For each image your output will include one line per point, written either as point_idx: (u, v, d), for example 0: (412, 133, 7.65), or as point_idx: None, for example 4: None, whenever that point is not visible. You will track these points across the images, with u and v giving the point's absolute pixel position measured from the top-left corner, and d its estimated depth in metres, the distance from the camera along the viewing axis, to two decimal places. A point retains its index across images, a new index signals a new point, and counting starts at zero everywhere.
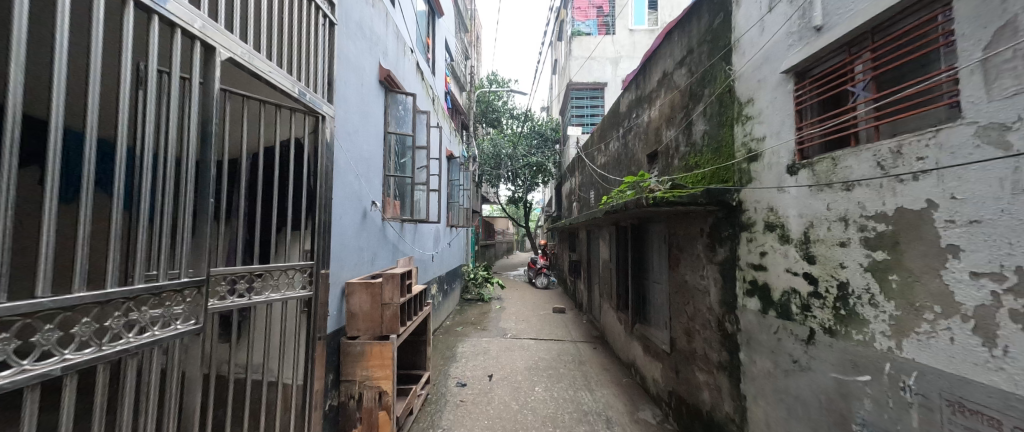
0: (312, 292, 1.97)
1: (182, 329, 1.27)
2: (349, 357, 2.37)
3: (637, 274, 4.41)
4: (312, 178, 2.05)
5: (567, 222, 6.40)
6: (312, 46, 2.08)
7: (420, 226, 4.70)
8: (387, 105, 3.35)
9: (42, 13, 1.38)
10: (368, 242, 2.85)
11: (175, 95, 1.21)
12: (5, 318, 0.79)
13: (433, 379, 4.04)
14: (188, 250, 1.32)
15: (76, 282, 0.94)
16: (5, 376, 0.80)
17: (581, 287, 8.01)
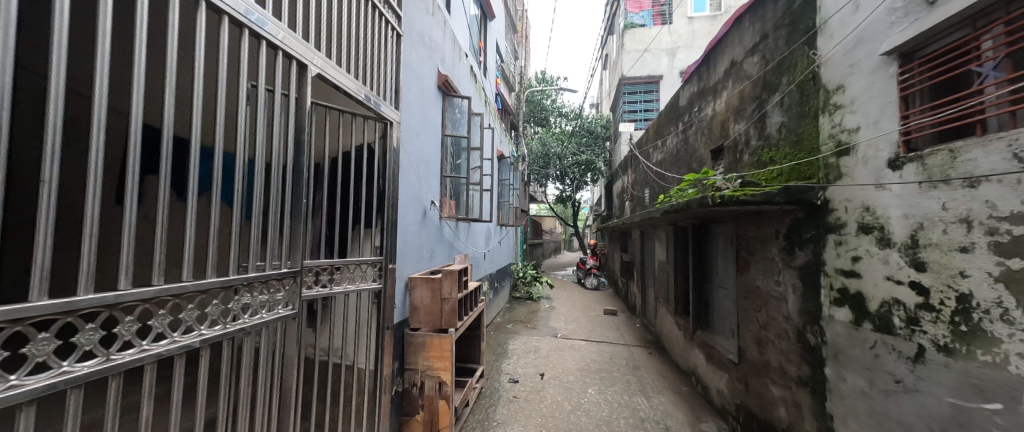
0: (381, 285, 2.15)
1: (281, 314, 1.49)
2: (411, 347, 2.53)
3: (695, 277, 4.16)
4: (382, 181, 2.21)
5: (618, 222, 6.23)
6: (382, 57, 2.26)
7: (473, 225, 4.84)
8: (445, 109, 3.50)
9: None
10: (428, 239, 3.01)
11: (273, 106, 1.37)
12: (162, 297, 0.97)
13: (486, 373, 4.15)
14: (286, 245, 1.52)
15: (210, 269, 1.12)
16: (164, 344, 0.98)
17: (634, 289, 7.72)
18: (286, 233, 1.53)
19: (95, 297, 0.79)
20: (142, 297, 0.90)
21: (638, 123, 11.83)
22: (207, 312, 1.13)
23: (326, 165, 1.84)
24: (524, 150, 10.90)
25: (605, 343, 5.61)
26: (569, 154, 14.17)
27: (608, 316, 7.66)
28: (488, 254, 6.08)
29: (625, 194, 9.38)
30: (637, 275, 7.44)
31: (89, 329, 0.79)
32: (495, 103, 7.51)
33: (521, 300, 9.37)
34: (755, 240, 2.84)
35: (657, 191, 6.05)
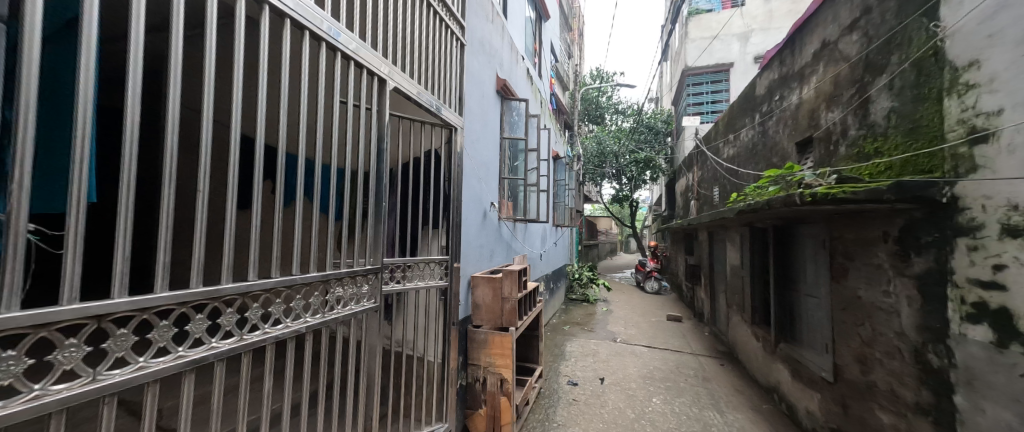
0: (447, 283, 2.28)
1: (365, 306, 1.78)
2: (474, 343, 2.64)
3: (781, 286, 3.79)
4: (447, 184, 2.34)
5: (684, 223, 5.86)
6: (447, 66, 2.41)
7: (529, 225, 4.89)
8: (503, 112, 3.59)
9: None
10: (488, 240, 3.12)
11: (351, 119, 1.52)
12: (255, 292, 1.28)
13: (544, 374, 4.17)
14: (356, 242, 1.74)
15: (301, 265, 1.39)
16: (263, 331, 1.30)
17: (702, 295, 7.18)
18: (361, 232, 1.74)
19: (198, 292, 1.09)
20: (236, 292, 1.20)
21: (704, 116, 10.97)
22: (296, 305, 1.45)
23: (400, 171, 2.04)
24: (579, 150, 10.72)
25: (669, 351, 5.30)
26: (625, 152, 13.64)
27: (671, 322, 7.22)
28: (543, 254, 6.10)
29: (690, 193, 8.76)
30: (705, 279, 6.90)
31: (196, 319, 1.11)
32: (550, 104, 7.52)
33: (576, 302, 9.24)
34: (857, 244, 2.49)
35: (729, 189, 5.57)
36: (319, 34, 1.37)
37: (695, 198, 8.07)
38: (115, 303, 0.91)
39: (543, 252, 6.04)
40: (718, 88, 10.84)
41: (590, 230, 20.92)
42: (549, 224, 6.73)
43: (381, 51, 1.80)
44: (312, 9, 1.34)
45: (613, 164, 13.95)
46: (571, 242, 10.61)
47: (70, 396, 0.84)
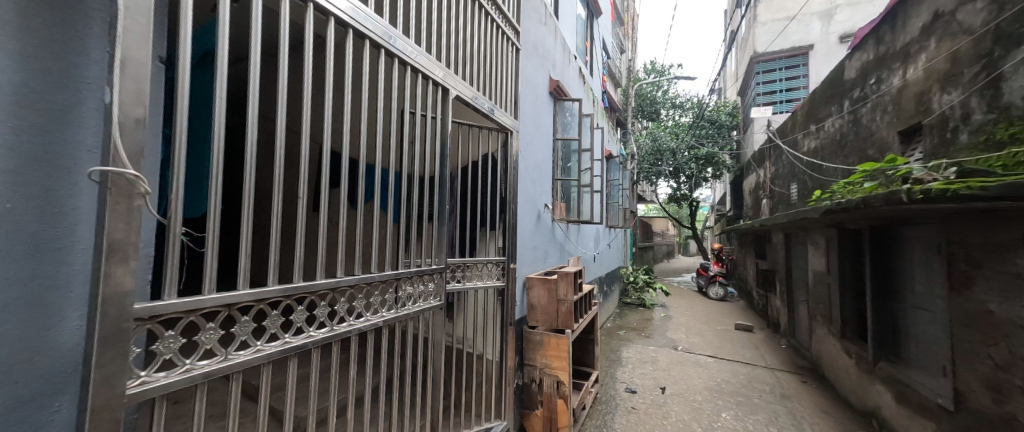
0: (503, 283, 2.34)
1: (432, 304, 1.91)
2: (530, 344, 2.68)
3: (884, 297, 3.34)
4: (503, 186, 2.42)
5: (757, 224, 5.40)
6: (503, 70, 2.50)
7: (583, 227, 4.83)
8: (556, 113, 3.58)
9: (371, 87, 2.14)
10: (543, 241, 3.16)
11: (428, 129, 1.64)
12: (342, 287, 1.45)
13: (601, 379, 4.09)
14: (416, 244, 1.87)
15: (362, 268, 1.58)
16: (348, 324, 1.48)
17: (777, 304, 6.55)
18: (417, 234, 1.88)
19: (296, 287, 1.29)
20: (327, 286, 1.38)
21: (776, 106, 9.91)
22: (374, 301, 1.61)
23: (462, 174, 2.16)
24: (634, 148, 10.32)
25: (739, 363, 4.91)
26: (682, 149, 12.88)
27: (741, 332, 6.63)
28: (597, 256, 6.01)
29: (761, 191, 7.98)
30: (781, 287, 6.23)
31: (297, 311, 1.31)
32: (603, 103, 7.40)
33: (632, 307, 8.94)
34: (990, 250, 2.12)
35: (812, 186, 5.00)
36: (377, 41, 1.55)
37: (768, 196, 7.34)
38: (238, 295, 1.14)
39: (597, 254, 5.96)
40: (793, 73, 9.82)
41: (646, 231, 19.99)
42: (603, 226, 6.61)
43: (437, 59, 1.95)
44: (374, 22, 1.53)
45: (669, 162, 13.24)
46: (625, 245, 10.29)
47: (206, 374, 1.08)
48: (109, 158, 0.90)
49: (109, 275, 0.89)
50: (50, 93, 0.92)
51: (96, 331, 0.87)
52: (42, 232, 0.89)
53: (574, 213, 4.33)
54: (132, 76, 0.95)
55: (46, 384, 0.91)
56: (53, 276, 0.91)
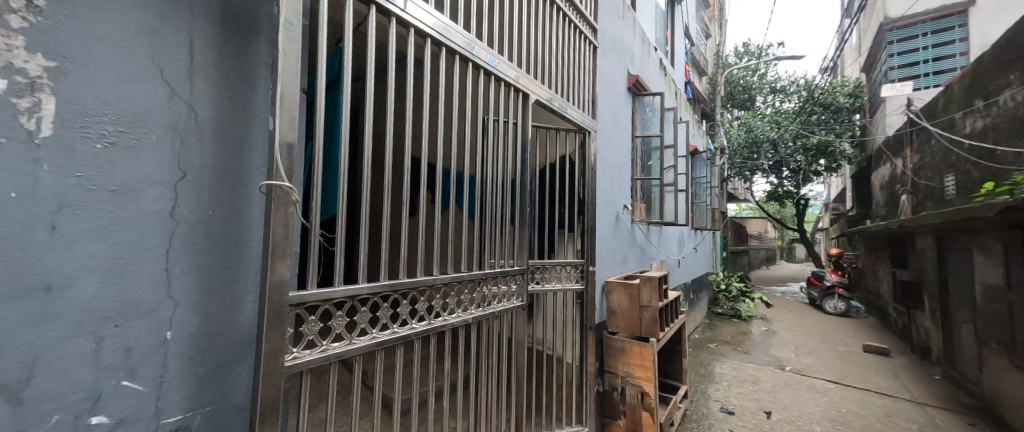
0: (583, 286, 2.31)
1: (514, 303, 1.98)
2: (611, 351, 2.72)
3: None
4: (580, 188, 2.40)
5: (897, 223, 4.46)
6: (580, 69, 2.49)
7: (664, 229, 4.52)
8: (636, 109, 3.44)
9: (460, 100, 2.32)
10: (624, 246, 3.09)
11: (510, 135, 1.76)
12: (436, 284, 1.61)
13: (690, 395, 3.78)
14: (501, 245, 1.94)
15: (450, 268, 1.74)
16: (443, 319, 1.63)
17: (927, 324, 5.31)
18: (501, 236, 1.95)
19: (398, 283, 1.47)
20: (423, 283, 1.54)
21: (916, 81, 8.35)
22: (464, 299, 1.74)
23: (541, 175, 2.19)
24: (723, 141, 9.36)
25: (870, 393, 4.10)
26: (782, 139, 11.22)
27: (870, 356, 5.52)
28: (681, 261, 5.58)
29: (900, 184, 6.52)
30: (933, 303, 4.99)
31: (401, 304, 1.49)
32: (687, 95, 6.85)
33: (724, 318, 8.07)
34: None
35: (987, 178, 3.93)
36: (455, 49, 1.66)
37: (910, 190, 5.97)
38: (357, 288, 1.36)
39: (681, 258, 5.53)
40: (944, 38, 7.96)
41: (738, 233, 17.82)
42: (688, 228, 6.10)
43: (512, 61, 1.99)
44: (452, 31, 1.64)
45: (765, 156, 11.67)
46: (713, 249, 9.34)
47: (337, 355, 1.32)
48: (272, 174, 1.19)
49: (274, 269, 1.17)
50: (234, 127, 1.25)
51: (264, 313, 1.15)
52: (231, 232, 1.24)
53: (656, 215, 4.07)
54: (287, 106, 1.23)
55: (233, 345, 1.24)
56: (235, 263, 1.25)
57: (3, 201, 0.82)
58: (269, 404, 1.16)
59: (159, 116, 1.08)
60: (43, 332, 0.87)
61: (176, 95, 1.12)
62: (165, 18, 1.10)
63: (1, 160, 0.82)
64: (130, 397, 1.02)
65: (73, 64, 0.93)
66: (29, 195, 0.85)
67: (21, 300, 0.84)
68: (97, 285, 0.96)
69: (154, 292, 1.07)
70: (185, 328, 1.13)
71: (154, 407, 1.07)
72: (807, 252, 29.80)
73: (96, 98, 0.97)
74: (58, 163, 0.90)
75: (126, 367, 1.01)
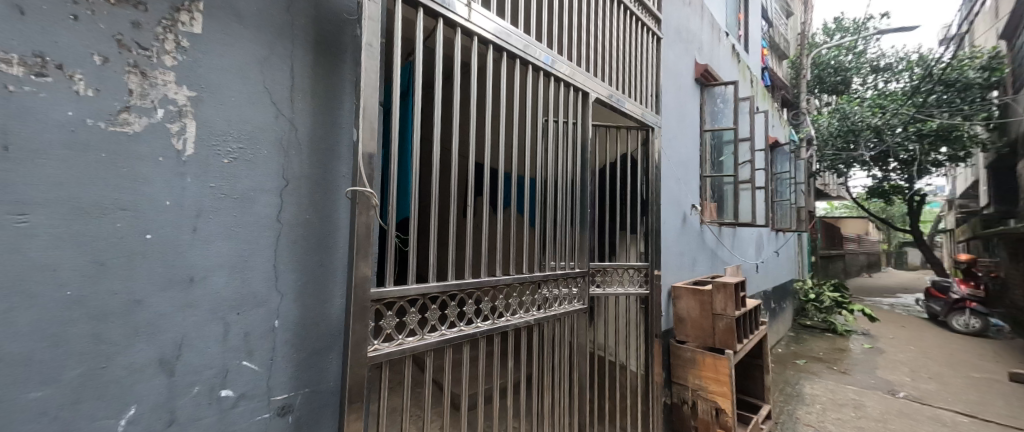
0: (648, 291, 2.21)
1: (576, 306, 1.95)
2: (681, 361, 2.88)
3: None
4: (645, 188, 2.32)
5: None
6: (643, 62, 2.42)
7: (738, 232, 4.33)
8: (705, 101, 3.35)
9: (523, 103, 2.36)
10: (686, 245, 3.12)
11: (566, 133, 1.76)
12: (499, 284, 1.64)
13: (775, 417, 3.46)
14: (563, 247, 1.91)
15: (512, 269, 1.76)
16: (506, 319, 1.66)
17: None
18: (563, 238, 1.93)
19: (464, 282, 1.53)
20: (486, 283, 1.58)
21: None
22: (526, 300, 1.75)
23: (603, 175, 2.14)
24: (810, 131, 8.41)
25: None
26: (886, 126, 9.60)
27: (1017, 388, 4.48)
28: (758, 267, 5.07)
29: None
30: None
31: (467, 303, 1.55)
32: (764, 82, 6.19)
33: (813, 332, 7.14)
34: None
35: None
36: (515, 53, 1.69)
37: None
38: (428, 286, 1.44)
39: (758, 263, 5.05)
40: None
41: (829, 235, 15.70)
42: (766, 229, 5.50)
43: (570, 59, 1.99)
44: (511, 33, 1.66)
45: (861, 147, 10.11)
46: (797, 252, 8.32)
47: (410, 350, 1.41)
48: (357, 181, 1.30)
49: (357, 267, 1.29)
50: (324, 138, 1.40)
51: (350, 307, 1.26)
52: (322, 233, 1.38)
53: (728, 215, 3.82)
54: (368, 118, 1.34)
55: (326, 334, 1.39)
56: (326, 261, 1.39)
57: (161, 208, 1.01)
58: (355, 389, 1.28)
59: (269, 132, 1.25)
60: (188, 315, 1.06)
61: (280, 113, 1.28)
62: (272, 47, 1.26)
63: (159, 174, 1.01)
64: (249, 375, 1.19)
65: (207, 92, 1.12)
66: (177, 203, 1.04)
67: (173, 289, 1.03)
68: (225, 278, 1.13)
69: (265, 286, 1.23)
70: (288, 318, 1.28)
71: (267, 386, 1.23)
72: (922, 256, 25.32)
73: (223, 120, 1.15)
74: (197, 176, 1.09)
75: (246, 349, 1.18)
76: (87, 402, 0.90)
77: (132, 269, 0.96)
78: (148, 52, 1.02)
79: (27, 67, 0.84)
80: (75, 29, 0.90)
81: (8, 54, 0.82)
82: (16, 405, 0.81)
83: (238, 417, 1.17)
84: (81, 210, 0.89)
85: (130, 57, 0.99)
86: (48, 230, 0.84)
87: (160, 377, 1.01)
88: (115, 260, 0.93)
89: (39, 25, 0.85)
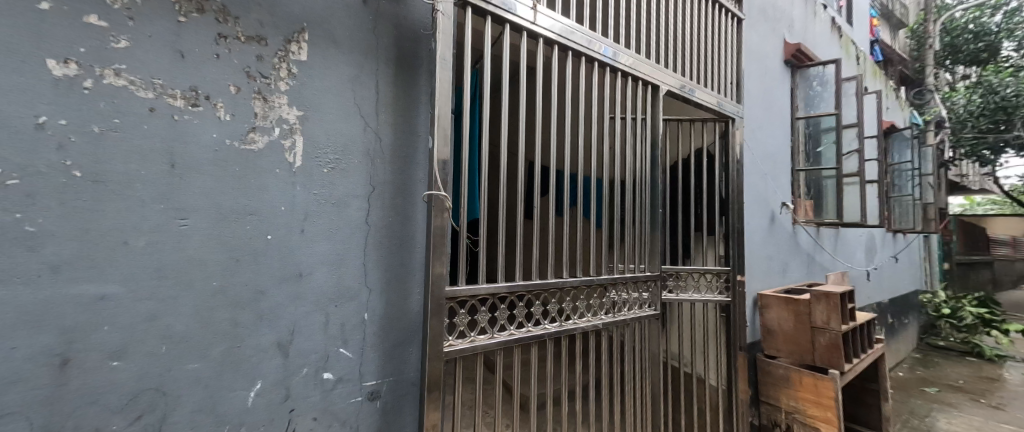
0: (729, 299, 2.06)
1: (647, 312, 1.85)
2: (771, 379, 2.77)
3: None
4: (724, 188, 2.20)
5: None
6: (722, 48, 2.23)
7: (842, 233, 3.80)
8: (796, 84, 3.15)
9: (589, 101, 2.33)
10: (773, 247, 2.88)
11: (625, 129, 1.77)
12: (567, 286, 1.62)
13: None
14: (630, 249, 1.82)
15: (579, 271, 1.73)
16: (575, 322, 1.63)
17: None
18: (633, 240, 1.84)
19: (531, 283, 1.53)
20: (552, 285, 1.57)
21: None
22: (592, 302, 1.71)
23: (679, 171, 2.00)
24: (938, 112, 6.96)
25: None
26: None
27: None
28: (868, 275, 4.34)
29: None
30: None
31: (535, 305, 1.56)
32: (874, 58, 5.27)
33: (948, 356, 5.91)
34: None
35: None
36: (582, 51, 1.66)
37: None
38: (497, 286, 1.48)
39: (869, 270, 4.33)
40: None
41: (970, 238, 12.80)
42: (879, 230, 4.67)
43: (639, 51, 1.90)
44: (575, 30, 1.63)
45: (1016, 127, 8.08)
46: (924, 258, 6.97)
47: (481, 348, 1.45)
48: (433, 185, 1.39)
49: (433, 267, 1.37)
50: (403, 146, 1.51)
51: (428, 303, 1.34)
52: (403, 234, 1.49)
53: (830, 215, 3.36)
54: (443, 126, 1.42)
55: (407, 327, 1.49)
56: (407, 259, 1.50)
57: (278, 213, 1.18)
58: (434, 381, 1.36)
59: (360, 143, 1.39)
60: (298, 306, 1.22)
61: (368, 125, 1.41)
62: (361, 65, 1.40)
63: (277, 184, 1.18)
64: (346, 361, 1.33)
65: (311, 111, 1.27)
66: (290, 208, 1.21)
67: (287, 283, 1.19)
68: (327, 274, 1.29)
69: (357, 282, 1.36)
70: (375, 311, 1.41)
71: (360, 372, 1.37)
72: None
73: (324, 134, 1.30)
74: (304, 184, 1.24)
75: (343, 338, 1.33)
76: (228, 374, 1.08)
77: (258, 264, 1.13)
78: (269, 80, 1.19)
79: (186, 100, 1.04)
80: (217, 65, 1.09)
81: (174, 90, 1.02)
82: (181, 373, 1.00)
83: (338, 398, 1.31)
84: (223, 215, 1.07)
85: (255, 85, 1.17)
86: (200, 231, 1.03)
87: (279, 358, 1.18)
88: (246, 257, 1.11)
89: (194, 65, 1.05)
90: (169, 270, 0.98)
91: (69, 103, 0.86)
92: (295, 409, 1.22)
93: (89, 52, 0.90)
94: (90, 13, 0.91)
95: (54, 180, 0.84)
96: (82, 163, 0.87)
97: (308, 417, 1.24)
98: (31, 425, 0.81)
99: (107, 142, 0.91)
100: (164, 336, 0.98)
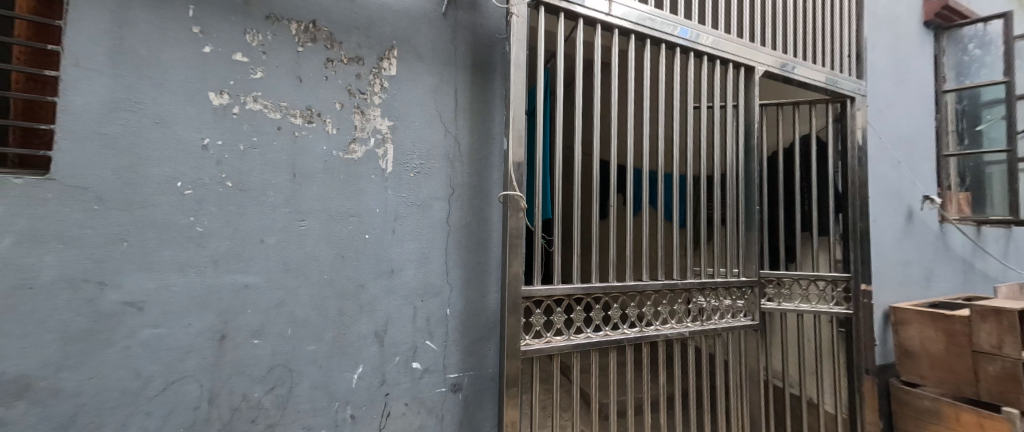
0: (851, 312, 1.78)
1: (743, 322, 1.66)
2: (910, 411, 2.35)
3: None
4: (843, 180, 1.91)
5: None
6: (835, 17, 1.92)
7: (1015, 234, 2.98)
8: (942, 50, 2.60)
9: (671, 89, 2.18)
10: (911, 250, 2.38)
11: (711, 118, 1.62)
12: (647, 290, 1.52)
13: None
14: (719, 251, 1.65)
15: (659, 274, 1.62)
16: (658, 329, 1.53)
17: None
18: (723, 240, 1.66)
19: (608, 285, 1.47)
20: (630, 287, 1.49)
21: None
22: (676, 308, 1.58)
23: (779, 163, 1.76)
24: None
25: None
26: None
27: None
28: None
29: None
30: None
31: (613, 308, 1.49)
32: None
33: None
34: None
35: None
36: (660, 38, 1.56)
37: None
38: (573, 287, 1.44)
39: None
40: None
41: None
42: None
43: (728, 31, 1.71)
44: (653, 15, 1.53)
45: None
46: None
47: (557, 349, 1.43)
48: (507, 186, 1.41)
49: (510, 266, 1.39)
50: (478, 149, 1.56)
51: (505, 302, 1.37)
52: (480, 234, 1.54)
53: (998, 211, 2.67)
54: (516, 126, 1.44)
55: (485, 324, 1.54)
56: (484, 258, 1.54)
57: (373, 215, 1.30)
58: (512, 378, 1.38)
59: (441, 148, 1.47)
60: (391, 299, 1.33)
61: (448, 130, 1.49)
62: (441, 74, 1.48)
63: (373, 188, 1.31)
64: (431, 352, 1.42)
65: (399, 120, 1.38)
66: (383, 210, 1.32)
67: (381, 278, 1.31)
68: (414, 270, 1.38)
69: (440, 278, 1.44)
70: (456, 307, 1.48)
71: (444, 363, 1.44)
72: None
73: (411, 141, 1.41)
74: (394, 188, 1.36)
75: (428, 331, 1.41)
76: (336, 356, 1.22)
77: (357, 260, 1.26)
78: (365, 95, 1.32)
79: (303, 117, 1.20)
80: (326, 86, 1.25)
81: (295, 110, 1.19)
82: (302, 353, 1.16)
83: (426, 386, 1.40)
84: (330, 216, 1.22)
85: (355, 101, 1.30)
86: (314, 231, 1.19)
87: (376, 345, 1.30)
88: (349, 254, 1.25)
89: (309, 87, 1.22)
90: (292, 264, 1.15)
91: (224, 126, 1.07)
92: (390, 393, 1.33)
93: (236, 84, 1.10)
94: (236, 52, 1.10)
95: (215, 190, 1.04)
96: (233, 175, 1.07)
97: (400, 402, 1.34)
98: (202, 386, 1.01)
99: (249, 157, 1.09)
100: (289, 320, 1.14)
